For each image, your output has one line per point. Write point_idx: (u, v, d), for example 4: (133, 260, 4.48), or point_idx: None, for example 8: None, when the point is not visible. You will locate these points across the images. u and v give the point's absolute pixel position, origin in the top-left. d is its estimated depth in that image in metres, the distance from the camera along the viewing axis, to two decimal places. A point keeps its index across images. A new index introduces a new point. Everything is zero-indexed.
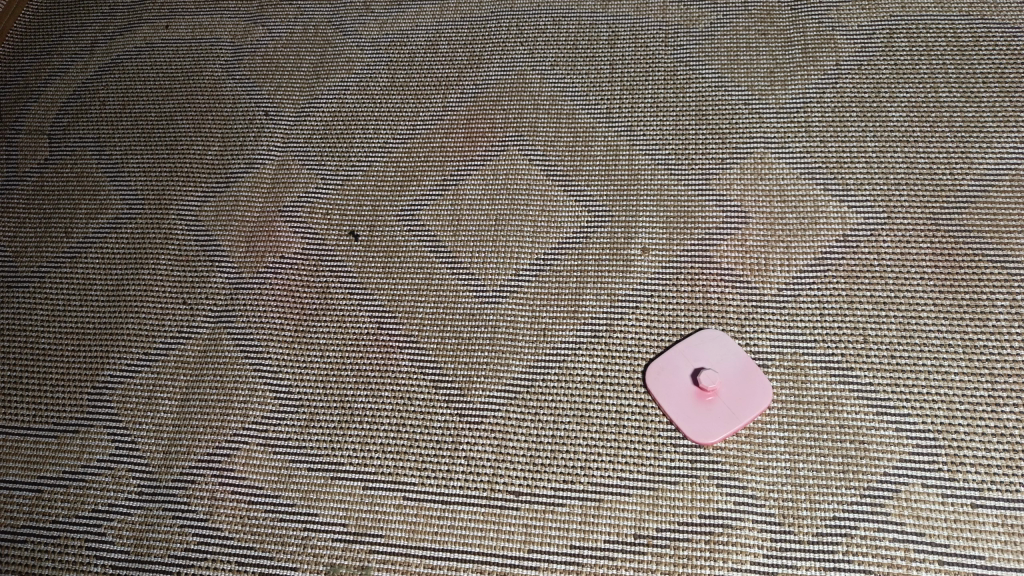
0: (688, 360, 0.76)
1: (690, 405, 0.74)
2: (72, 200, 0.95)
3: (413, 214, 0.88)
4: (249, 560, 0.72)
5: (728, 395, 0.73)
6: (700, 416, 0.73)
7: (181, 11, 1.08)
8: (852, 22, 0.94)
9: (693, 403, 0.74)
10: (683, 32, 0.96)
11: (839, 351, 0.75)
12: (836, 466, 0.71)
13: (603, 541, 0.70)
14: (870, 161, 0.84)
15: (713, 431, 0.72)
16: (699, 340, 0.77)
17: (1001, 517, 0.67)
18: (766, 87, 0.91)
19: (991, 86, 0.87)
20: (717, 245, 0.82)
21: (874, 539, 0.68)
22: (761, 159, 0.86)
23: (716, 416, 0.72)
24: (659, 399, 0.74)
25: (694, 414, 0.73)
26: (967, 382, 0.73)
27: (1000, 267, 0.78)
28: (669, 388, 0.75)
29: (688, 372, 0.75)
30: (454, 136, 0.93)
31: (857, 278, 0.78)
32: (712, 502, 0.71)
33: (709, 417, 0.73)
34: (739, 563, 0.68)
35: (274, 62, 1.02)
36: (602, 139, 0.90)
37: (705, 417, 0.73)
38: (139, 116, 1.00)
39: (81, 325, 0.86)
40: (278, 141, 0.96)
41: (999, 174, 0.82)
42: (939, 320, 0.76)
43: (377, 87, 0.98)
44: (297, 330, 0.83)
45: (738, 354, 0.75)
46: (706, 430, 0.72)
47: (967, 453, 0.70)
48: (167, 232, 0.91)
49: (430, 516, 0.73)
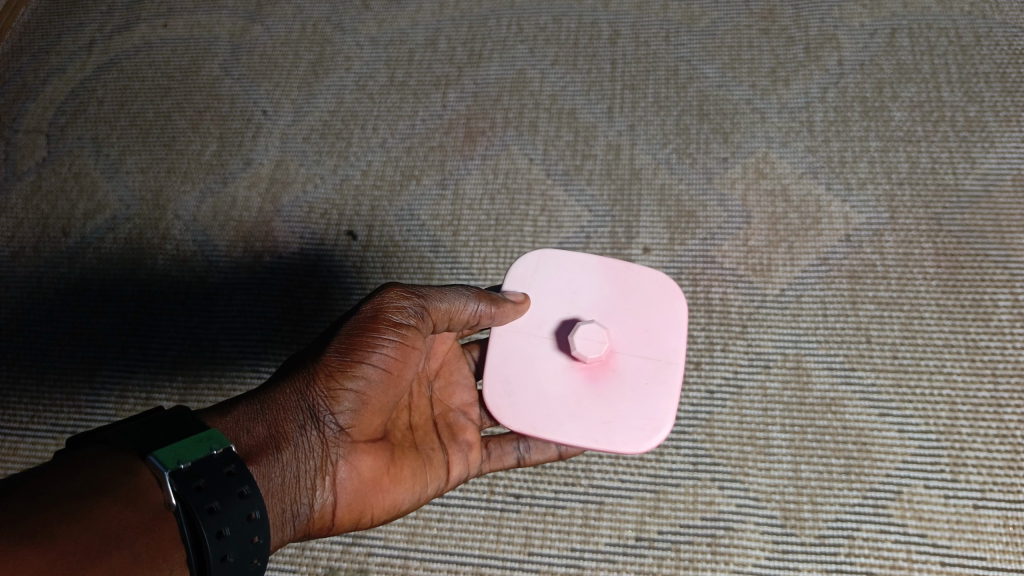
0: (537, 329, 0.60)
1: (598, 376, 0.58)
2: (70, 200, 0.94)
3: (412, 213, 0.88)
4: None
5: (635, 350, 0.58)
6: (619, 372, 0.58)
7: (178, 9, 1.07)
8: (854, 21, 0.93)
9: (596, 371, 0.58)
10: (683, 31, 0.95)
11: (842, 351, 0.75)
12: (838, 468, 0.70)
13: (603, 545, 0.70)
14: (872, 161, 0.84)
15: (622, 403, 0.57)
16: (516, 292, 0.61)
17: (1002, 518, 0.67)
18: (768, 86, 0.90)
19: (992, 86, 0.87)
20: (717, 245, 0.81)
21: (876, 541, 0.67)
22: (763, 159, 0.86)
23: (647, 401, 0.57)
24: (535, 431, 0.57)
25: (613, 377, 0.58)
26: (970, 383, 0.72)
27: (1002, 267, 0.77)
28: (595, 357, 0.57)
29: (548, 346, 0.59)
30: (453, 135, 0.92)
31: (859, 278, 0.78)
32: (714, 504, 0.70)
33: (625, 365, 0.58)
34: (741, 566, 0.68)
35: (272, 60, 1.01)
36: (603, 138, 0.89)
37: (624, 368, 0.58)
38: (137, 116, 0.99)
39: (78, 325, 0.86)
40: (276, 140, 0.95)
41: (1001, 174, 0.82)
42: (941, 320, 0.75)
43: (375, 86, 0.97)
44: (294, 329, 0.82)
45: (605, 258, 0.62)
46: (620, 397, 0.57)
47: (969, 454, 0.70)
48: (165, 233, 0.90)
49: (429, 519, 0.72)
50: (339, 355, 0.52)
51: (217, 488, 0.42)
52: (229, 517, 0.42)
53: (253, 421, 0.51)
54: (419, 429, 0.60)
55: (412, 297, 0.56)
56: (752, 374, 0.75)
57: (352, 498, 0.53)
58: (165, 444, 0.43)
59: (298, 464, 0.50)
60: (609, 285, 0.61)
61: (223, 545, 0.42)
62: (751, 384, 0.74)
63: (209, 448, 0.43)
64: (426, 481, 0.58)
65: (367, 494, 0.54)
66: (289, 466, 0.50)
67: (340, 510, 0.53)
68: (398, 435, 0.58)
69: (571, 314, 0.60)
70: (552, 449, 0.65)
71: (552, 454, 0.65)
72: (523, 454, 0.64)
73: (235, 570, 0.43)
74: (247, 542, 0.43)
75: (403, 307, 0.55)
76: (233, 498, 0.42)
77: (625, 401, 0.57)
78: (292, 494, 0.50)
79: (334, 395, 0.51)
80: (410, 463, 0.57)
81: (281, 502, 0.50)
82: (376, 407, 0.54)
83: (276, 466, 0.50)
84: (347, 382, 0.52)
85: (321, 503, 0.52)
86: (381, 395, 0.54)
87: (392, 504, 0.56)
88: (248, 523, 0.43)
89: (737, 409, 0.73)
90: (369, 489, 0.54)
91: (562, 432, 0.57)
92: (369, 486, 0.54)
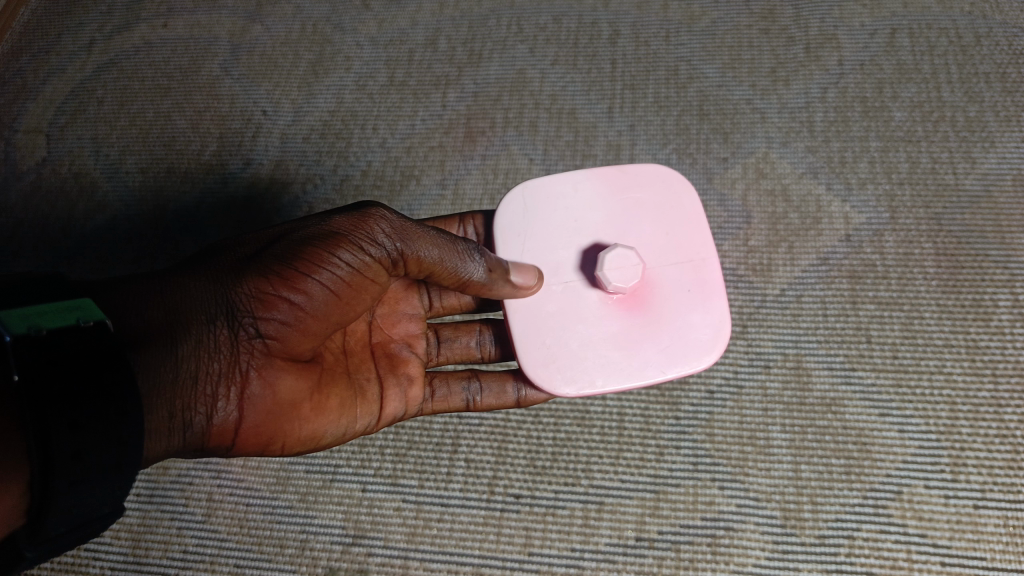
0: (555, 276, 0.58)
1: (637, 296, 0.57)
2: (69, 200, 0.94)
3: (411, 213, 0.88)
4: (248, 562, 0.72)
5: (664, 264, 0.58)
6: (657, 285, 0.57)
7: (178, 8, 1.07)
8: (854, 21, 0.93)
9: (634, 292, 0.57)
10: (684, 31, 0.95)
11: (842, 351, 0.75)
12: (838, 468, 0.70)
13: (603, 545, 0.70)
14: (872, 161, 0.84)
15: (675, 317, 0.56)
16: (517, 244, 0.60)
17: (1003, 518, 0.67)
18: (768, 86, 0.90)
19: (992, 86, 0.87)
20: (717, 245, 0.81)
21: (876, 541, 0.67)
22: (764, 159, 0.86)
23: (698, 311, 0.57)
24: (595, 388, 0.55)
25: (653, 291, 0.57)
26: (970, 383, 0.72)
27: (1002, 267, 0.77)
28: (628, 274, 0.56)
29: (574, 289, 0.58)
30: (453, 134, 0.92)
31: (859, 278, 0.78)
32: (714, 505, 0.70)
33: (660, 275, 0.58)
34: (741, 566, 0.68)
35: (272, 60, 1.01)
36: (603, 138, 0.89)
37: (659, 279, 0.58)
38: (137, 115, 0.99)
39: None
40: (276, 140, 0.95)
41: (1000, 174, 0.82)
42: (942, 320, 0.75)
43: (375, 86, 0.97)
44: None
45: (595, 175, 0.62)
46: (669, 310, 0.57)
47: (970, 454, 0.70)
48: (165, 233, 0.90)
49: (429, 519, 0.72)
50: (288, 267, 0.52)
51: (77, 365, 0.41)
52: (95, 406, 0.41)
53: (152, 308, 0.51)
54: (351, 355, 0.61)
55: (391, 228, 0.55)
56: (752, 375, 0.74)
57: (262, 417, 0.53)
58: (27, 310, 0.42)
59: (208, 366, 0.50)
60: (611, 201, 0.61)
61: (79, 435, 0.40)
62: (751, 385, 0.74)
63: (77, 319, 0.43)
64: (340, 411, 0.58)
65: (279, 415, 0.54)
66: (186, 366, 0.50)
67: (246, 429, 0.52)
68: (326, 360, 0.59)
69: (586, 247, 0.59)
70: (509, 395, 0.65)
71: (510, 400, 0.66)
72: (473, 397, 0.66)
73: (91, 471, 0.40)
74: (109, 432, 0.41)
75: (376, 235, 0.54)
76: (98, 386, 0.41)
77: (676, 324, 0.56)
78: (187, 399, 0.49)
79: (269, 306, 0.51)
80: (336, 390, 0.58)
81: (172, 404, 0.49)
82: (309, 328, 0.53)
83: (170, 362, 0.49)
84: (284, 292, 0.52)
85: (223, 417, 0.51)
86: (318, 315, 0.53)
87: (305, 430, 0.56)
88: (113, 415, 0.41)
89: (737, 409, 0.73)
90: (279, 410, 0.54)
91: (625, 375, 0.56)
92: (282, 409, 0.54)
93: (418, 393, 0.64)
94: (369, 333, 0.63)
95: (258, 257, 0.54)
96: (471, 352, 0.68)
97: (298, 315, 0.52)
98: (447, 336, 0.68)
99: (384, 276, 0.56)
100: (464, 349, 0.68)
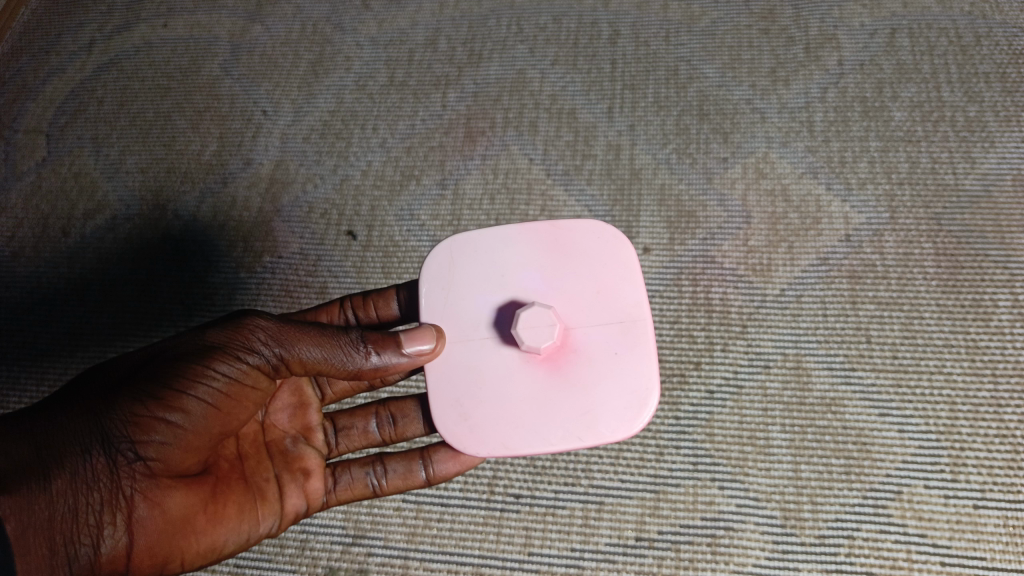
0: (476, 331, 0.55)
1: (556, 356, 0.53)
2: (70, 200, 0.94)
3: (411, 213, 0.88)
4: (247, 562, 0.72)
5: (589, 325, 0.54)
6: (578, 346, 0.53)
7: (178, 8, 1.07)
8: (853, 21, 0.93)
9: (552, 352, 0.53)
10: (684, 31, 0.95)
11: (842, 351, 0.75)
12: (838, 468, 0.70)
13: (603, 545, 0.70)
14: (872, 161, 0.84)
15: (597, 382, 0.53)
16: (439, 296, 0.56)
17: (1002, 518, 0.67)
18: (768, 87, 0.90)
19: (991, 86, 0.87)
20: (717, 245, 0.81)
21: (876, 541, 0.67)
22: (763, 159, 0.86)
23: (622, 374, 0.53)
24: (509, 449, 0.52)
25: (573, 354, 0.53)
26: (970, 383, 0.72)
27: (1001, 267, 0.77)
28: (542, 336, 0.52)
29: (486, 347, 0.54)
30: (453, 135, 0.92)
31: (859, 278, 0.78)
32: (714, 505, 0.70)
33: (584, 336, 0.54)
34: (741, 566, 0.68)
35: (272, 60, 1.01)
36: (603, 138, 0.89)
37: (583, 340, 0.53)
38: (137, 116, 1.00)
39: (76, 325, 0.86)
40: (276, 140, 0.95)
41: (1000, 174, 0.82)
42: (942, 320, 0.75)
43: (375, 86, 0.97)
44: None
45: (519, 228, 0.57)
46: (592, 375, 0.53)
47: (970, 454, 0.70)
48: (165, 233, 0.91)
49: (429, 519, 0.72)
50: (161, 388, 0.49)
51: None
52: None
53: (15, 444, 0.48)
54: (247, 458, 0.58)
55: (269, 333, 0.53)
56: (752, 374, 0.75)
57: (154, 540, 0.50)
58: None
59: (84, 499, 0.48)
60: (540, 255, 0.56)
61: None
62: (751, 384, 0.74)
63: None
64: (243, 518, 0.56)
65: (174, 534, 0.51)
66: (62, 502, 0.47)
67: (137, 552, 0.50)
68: (218, 467, 0.56)
69: (501, 299, 0.55)
70: (416, 475, 0.63)
71: (418, 480, 0.63)
72: (379, 482, 0.63)
73: None
74: None
75: (253, 343, 0.53)
76: None
77: (596, 391, 0.53)
78: (69, 534, 0.47)
79: (146, 429, 0.49)
80: (232, 497, 0.56)
81: (54, 540, 0.46)
82: (192, 443, 0.51)
83: (43, 500, 0.46)
84: (159, 413, 0.49)
85: (113, 545, 0.49)
86: (200, 430, 0.51)
87: (206, 545, 0.54)
88: None
89: (737, 409, 0.73)
90: (172, 531, 0.51)
91: (537, 438, 0.52)
92: (176, 527, 0.51)
93: (316, 487, 0.61)
94: (261, 431, 0.60)
95: (128, 379, 0.51)
96: (370, 436, 0.64)
97: (178, 434, 0.50)
98: (344, 424, 0.64)
99: (267, 380, 0.55)
100: (363, 435, 0.64)
